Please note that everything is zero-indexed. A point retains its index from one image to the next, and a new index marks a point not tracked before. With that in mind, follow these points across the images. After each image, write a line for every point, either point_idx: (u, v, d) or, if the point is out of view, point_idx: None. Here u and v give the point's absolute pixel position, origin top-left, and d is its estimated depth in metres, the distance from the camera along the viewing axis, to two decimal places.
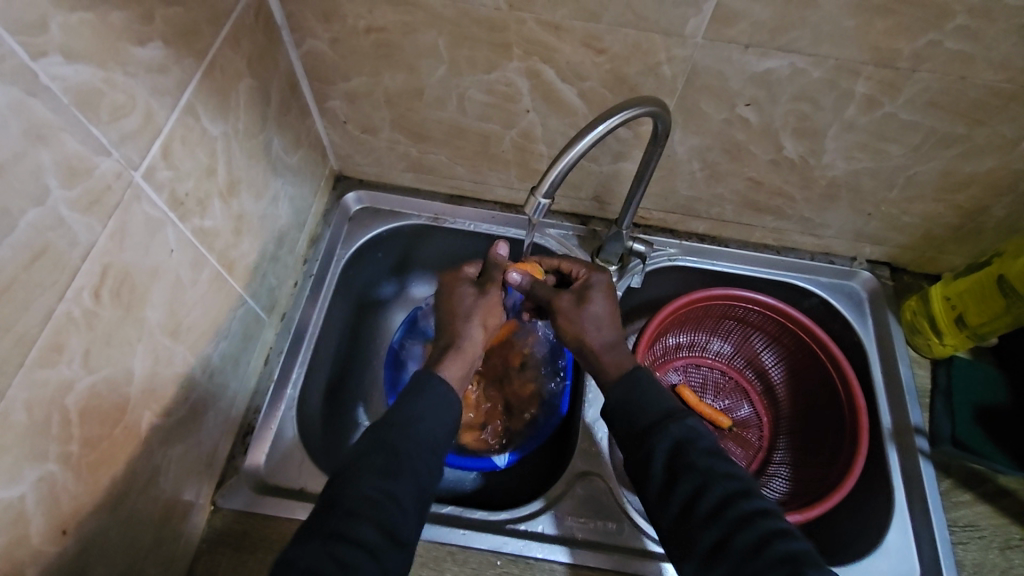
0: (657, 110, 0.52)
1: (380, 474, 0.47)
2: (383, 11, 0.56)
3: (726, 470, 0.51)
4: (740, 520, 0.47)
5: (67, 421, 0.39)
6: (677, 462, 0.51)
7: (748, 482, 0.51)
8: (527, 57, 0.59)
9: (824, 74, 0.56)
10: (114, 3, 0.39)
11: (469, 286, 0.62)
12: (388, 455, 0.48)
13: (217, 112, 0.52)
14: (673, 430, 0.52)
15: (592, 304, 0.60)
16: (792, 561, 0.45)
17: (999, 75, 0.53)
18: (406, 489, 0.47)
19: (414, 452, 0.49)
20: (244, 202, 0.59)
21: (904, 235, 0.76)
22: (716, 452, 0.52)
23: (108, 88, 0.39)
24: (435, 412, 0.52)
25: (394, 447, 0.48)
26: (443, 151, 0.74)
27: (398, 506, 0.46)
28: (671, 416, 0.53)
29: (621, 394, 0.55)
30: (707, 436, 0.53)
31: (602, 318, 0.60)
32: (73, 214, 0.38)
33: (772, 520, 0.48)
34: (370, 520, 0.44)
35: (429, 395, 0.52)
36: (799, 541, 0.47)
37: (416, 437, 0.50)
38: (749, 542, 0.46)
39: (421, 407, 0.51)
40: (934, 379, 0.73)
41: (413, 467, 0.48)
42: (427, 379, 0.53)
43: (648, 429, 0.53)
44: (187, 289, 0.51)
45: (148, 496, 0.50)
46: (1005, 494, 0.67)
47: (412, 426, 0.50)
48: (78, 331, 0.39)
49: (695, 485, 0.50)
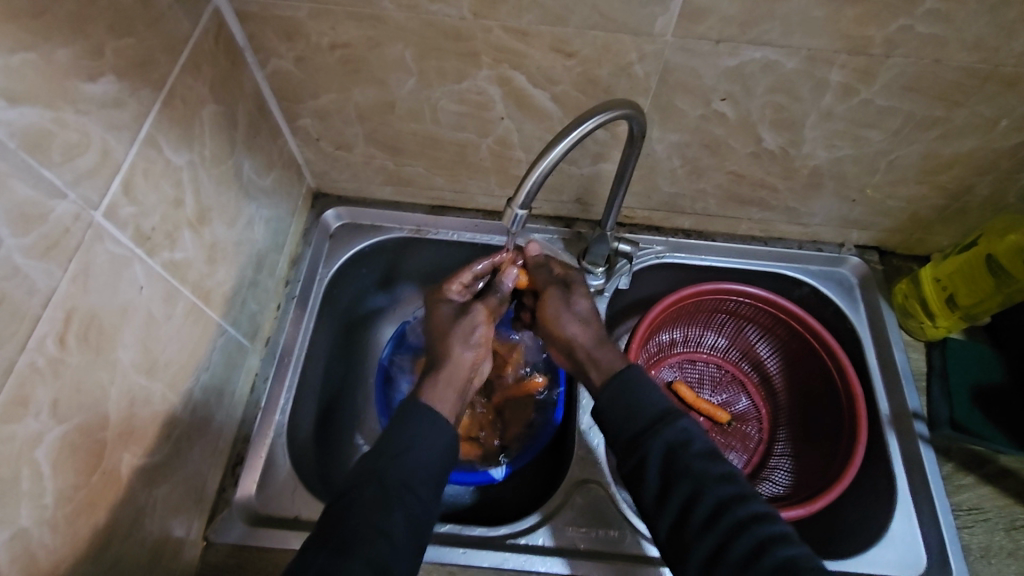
0: (631, 112, 0.51)
1: (371, 507, 0.46)
2: (346, 26, 0.55)
3: (720, 473, 0.49)
4: (736, 527, 0.47)
5: (39, 474, 0.38)
6: (671, 468, 0.50)
7: (745, 484, 0.50)
8: (496, 65, 0.58)
9: (798, 65, 0.55)
10: (58, 40, 0.38)
11: (451, 308, 0.62)
12: (379, 489, 0.47)
13: (180, 141, 0.51)
14: (665, 434, 0.51)
15: (574, 301, 0.62)
16: (788, 569, 0.44)
17: (974, 55, 0.52)
18: (399, 523, 0.46)
19: (405, 484, 0.48)
20: (216, 230, 0.58)
21: (891, 219, 0.75)
22: (711, 454, 0.50)
23: (59, 129, 0.38)
24: (425, 439, 0.50)
25: (386, 481, 0.48)
26: (420, 163, 0.73)
27: (390, 542, 0.45)
28: (661, 420, 0.52)
29: (609, 399, 0.55)
30: (701, 437, 0.51)
31: (585, 315, 0.62)
32: (29, 261, 0.37)
33: (768, 525, 0.47)
34: (361, 558, 0.43)
35: (423, 423, 0.51)
36: (797, 546, 0.46)
37: (409, 470, 0.49)
38: (743, 551, 0.45)
39: (414, 437, 0.50)
40: (929, 362, 0.73)
41: (405, 499, 0.47)
42: (415, 409, 0.52)
43: (639, 439, 0.52)
44: (161, 325, 0.50)
45: (133, 540, 0.49)
46: (1008, 474, 0.67)
47: (401, 455, 0.49)
48: (44, 381, 0.38)
49: (689, 491, 0.49)
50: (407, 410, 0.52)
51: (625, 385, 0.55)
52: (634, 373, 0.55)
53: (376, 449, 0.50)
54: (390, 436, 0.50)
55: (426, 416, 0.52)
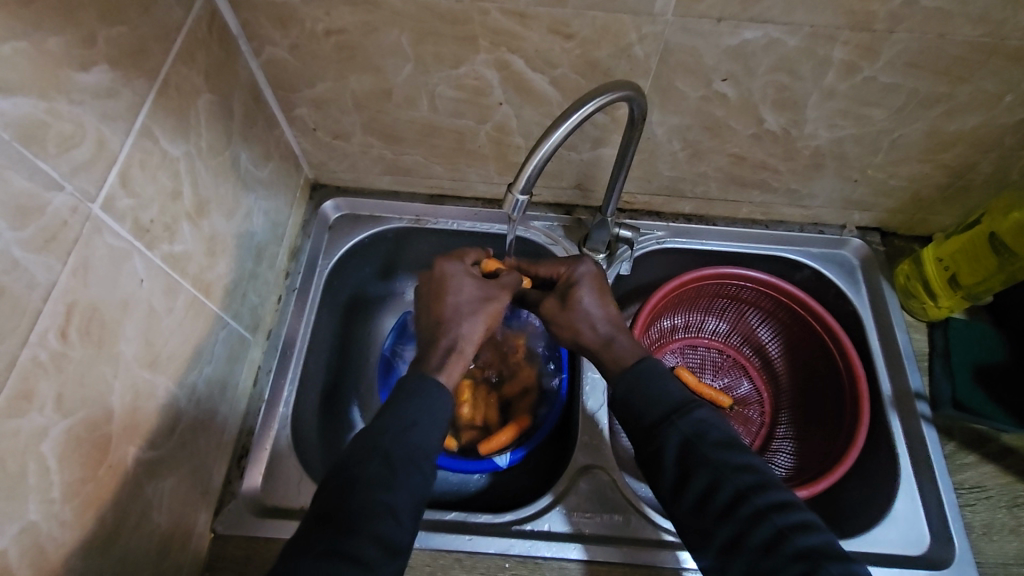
0: (632, 94, 0.50)
1: (377, 485, 0.45)
2: (341, 12, 0.54)
3: (739, 462, 0.49)
4: (754, 516, 0.46)
5: (45, 469, 0.38)
6: (686, 458, 0.50)
7: (764, 472, 0.49)
8: (494, 48, 0.57)
9: (800, 43, 0.54)
10: (50, 27, 0.37)
11: (472, 286, 0.60)
12: (381, 466, 0.46)
13: (176, 131, 0.50)
14: (681, 425, 0.51)
15: (581, 301, 0.60)
16: (809, 557, 0.44)
17: (978, 30, 0.52)
18: (405, 499, 0.46)
19: (411, 459, 0.47)
20: (215, 221, 0.58)
21: (892, 200, 0.74)
22: (729, 444, 0.50)
23: (54, 119, 0.38)
24: (429, 418, 0.50)
25: (389, 456, 0.47)
26: (418, 151, 0.72)
27: (394, 519, 0.45)
28: (676, 412, 0.52)
29: (626, 387, 0.54)
30: (718, 427, 0.51)
31: (595, 315, 0.60)
32: (28, 255, 0.36)
33: (789, 514, 0.46)
34: (368, 537, 0.43)
35: (430, 400, 0.50)
36: (819, 535, 0.45)
37: (415, 444, 0.48)
38: (761, 540, 0.45)
39: (413, 412, 0.49)
40: (931, 342, 0.73)
41: (408, 476, 0.47)
42: (423, 384, 0.51)
43: (657, 425, 0.51)
44: (163, 318, 0.50)
45: (142, 533, 0.49)
46: (1009, 452, 0.67)
47: (405, 434, 0.48)
48: (47, 375, 0.38)
49: (707, 481, 0.48)
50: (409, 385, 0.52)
51: (639, 375, 0.54)
52: (650, 364, 0.55)
53: (374, 428, 0.48)
54: (384, 415, 0.49)
55: (432, 392, 0.51)
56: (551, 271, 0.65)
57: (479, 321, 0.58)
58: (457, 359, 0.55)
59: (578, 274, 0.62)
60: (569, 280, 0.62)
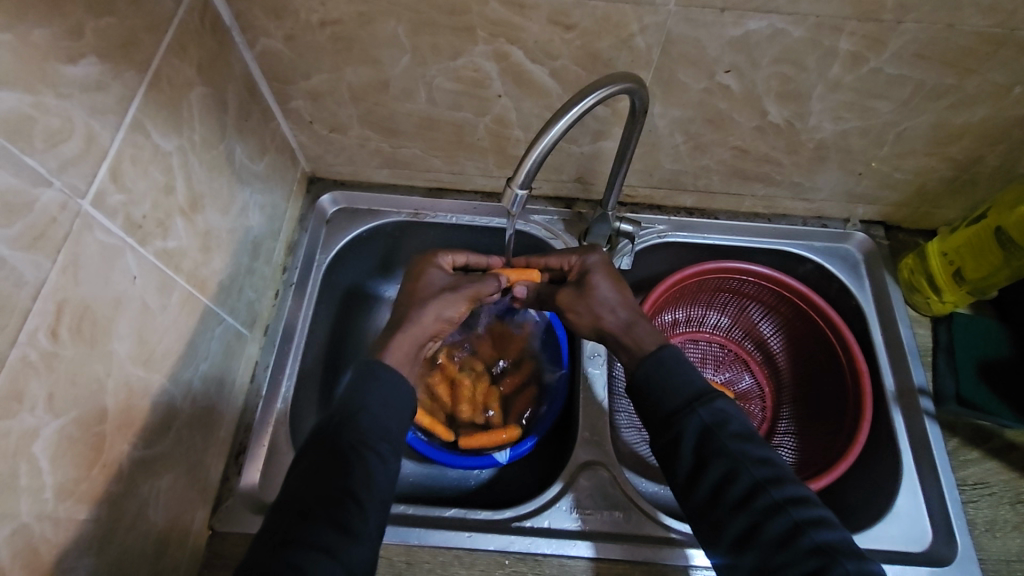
0: (633, 86, 0.49)
1: (336, 472, 0.45)
2: (336, 2, 0.53)
3: (759, 455, 0.49)
4: (771, 509, 0.46)
5: (37, 470, 0.38)
6: (705, 448, 0.49)
7: (782, 467, 0.49)
8: (493, 39, 0.56)
9: (805, 33, 0.53)
10: (35, 19, 0.36)
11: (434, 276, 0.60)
12: (339, 455, 0.46)
13: (168, 126, 0.49)
14: (702, 414, 0.50)
15: (597, 289, 0.59)
16: (826, 552, 0.44)
17: (987, 20, 0.50)
18: (362, 482, 0.46)
19: (361, 443, 0.47)
20: (210, 217, 0.57)
21: (897, 193, 0.73)
22: (749, 436, 0.50)
23: (41, 114, 0.37)
24: (387, 404, 0.50)
25: (342, 443, 0.47)
26: (417, 144, 0.71)
27: (355, 504, 0.44)
28: (697, 399, 0.51)
29: (644, 374, 0.53)
30: (738, 419, 0.51)
31: (614, 301, 0.59)
32: (15, 252, 0.35)
33: (806, 509, 0.46)
34: (326, 520, 0.43)
35: (378, 383, 0.50)
36: (835, 530, 0.45)
37: (367, 429, 0.48)
38: (777, 533, 0.45)
39: (367, 398, 0.49)
40: (935, 337, 0.72)
41: (363, 460, 0.46)
42: (372, 368, 0.51)
43: (676, 414, 0.51)
44: (156, 315, 0.49)
45: (138, 531, 0.49)
46: (1013, 448, 0.66)
47: (360, 418, 0.48)
48: (38, 375, 0.37)
49: (724, 472, 0.48)
50: (362, 371, 0.51)
51: (658, 363, 0.53)
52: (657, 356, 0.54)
53: (347, 416, 0.48)
54: (368, 405, 0.49)
55: (385, 375, 0.51)
56: (560, 262, 0.63)
57: (444, 305, 0.57)
58: (405, 338, 0.55)
59: (592, 263, 0.61)
60: (582, 268, 0.61)
